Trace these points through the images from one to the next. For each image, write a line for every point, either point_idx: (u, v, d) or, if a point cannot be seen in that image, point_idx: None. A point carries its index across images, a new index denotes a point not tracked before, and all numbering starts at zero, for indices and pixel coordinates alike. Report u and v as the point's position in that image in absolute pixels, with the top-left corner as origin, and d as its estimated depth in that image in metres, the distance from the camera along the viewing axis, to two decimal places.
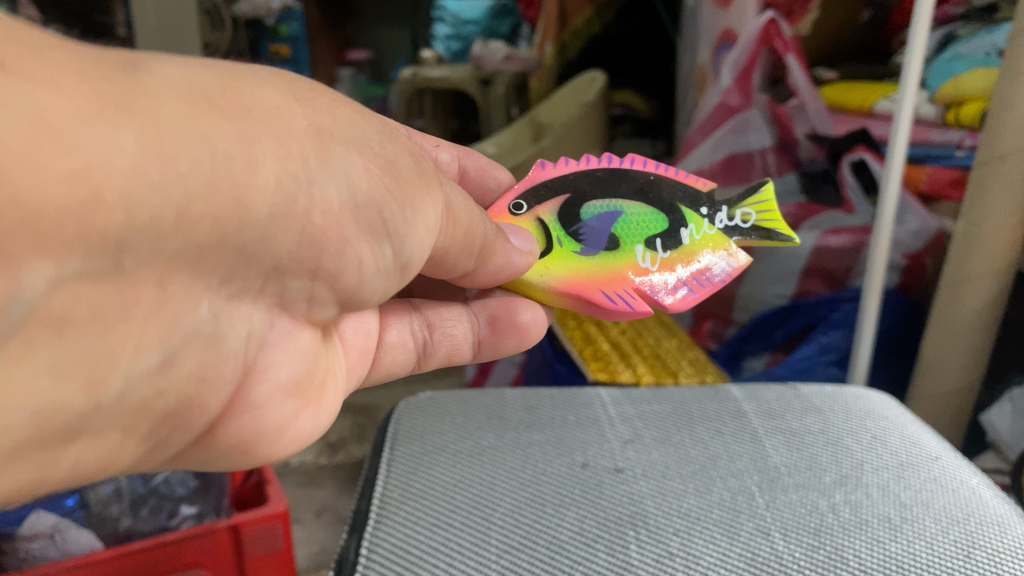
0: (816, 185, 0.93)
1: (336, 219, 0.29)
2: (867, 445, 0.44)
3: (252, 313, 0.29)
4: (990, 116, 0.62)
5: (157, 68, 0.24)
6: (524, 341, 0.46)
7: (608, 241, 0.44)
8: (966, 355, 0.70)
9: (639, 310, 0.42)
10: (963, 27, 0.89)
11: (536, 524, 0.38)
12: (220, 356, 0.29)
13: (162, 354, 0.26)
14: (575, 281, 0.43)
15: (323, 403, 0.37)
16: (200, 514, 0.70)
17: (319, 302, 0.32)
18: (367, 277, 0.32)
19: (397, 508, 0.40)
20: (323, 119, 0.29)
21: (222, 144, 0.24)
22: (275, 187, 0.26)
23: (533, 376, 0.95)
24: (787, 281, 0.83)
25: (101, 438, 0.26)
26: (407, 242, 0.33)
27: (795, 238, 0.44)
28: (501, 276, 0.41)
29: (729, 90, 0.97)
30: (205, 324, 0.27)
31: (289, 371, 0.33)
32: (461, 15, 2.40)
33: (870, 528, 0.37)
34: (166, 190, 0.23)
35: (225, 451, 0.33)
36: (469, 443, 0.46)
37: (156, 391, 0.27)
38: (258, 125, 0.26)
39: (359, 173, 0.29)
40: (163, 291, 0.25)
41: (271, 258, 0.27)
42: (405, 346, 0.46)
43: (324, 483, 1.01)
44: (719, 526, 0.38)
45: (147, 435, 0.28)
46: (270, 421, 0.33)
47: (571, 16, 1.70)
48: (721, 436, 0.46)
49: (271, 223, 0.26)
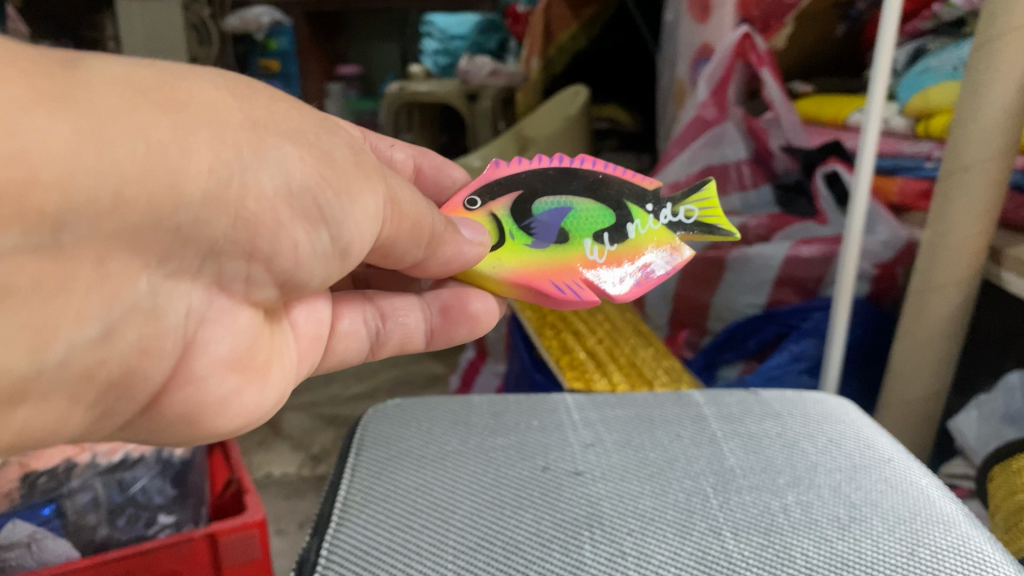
0: (790, 198, 0.96)
1: (270, 204, 0.31)
2: (822, 447, 0.45)
3: (190, 292, 0.32)
4: (953, 127, 0.64)
5: (96, 64, 0.26)
6: (476, 329, 0.48)
7: (558, 234, 0.46)
8: (930, 362, 0.71)
9: (588, 300, 0.44)
10: (933, 41, 0.92)
11: (494, 526, 0.39)
12: (161, 331, 0.31)
13: (103, 325, 0.28)
14: (525, 273, 0.45)
15: (267, 382, 0.39)
16: (176, 525, 0.70)
17: (257, 283, 0.34)
18: (304, 260, 0.34)
19: (359, 511, 0.41)
20: (257, 113, 0.31)
21: (155, 134, 0.26)
22: (208, 174, 0.28)
23: (512, 387, 0.96)
24: (760, 290, 0.84)
25: (49, 403, 0.28)
26: (345, 228, 0.35)
27: (735, 233, 0.46)
28: (450, 267, 0.43)
29: (706, 103, 1.00)
30: (143, 299, 0.29)
31: (230, 347, 0.35)
32: (449, 31, 2.48)
33: (819, 527, 0.38)
34: (101, 171, 0.25)
35: (170, 422, 0.35)
36: (433, 448, 0.47)
37: (101, 360, 0.29)
38: (191, 116, 0.28)
39: (294, 162, 0.32)
40: (101, 267, 0.27)
41: (207, 240, 0.30)
42: (357, 334, 0.47)
43: (307, 493, 1.01)
44: (672, 526, 0.38)
45: (94, 403, 0.30)
46: (212, 393, 0.35)
47: (556, 32, 1.74)
48: (680, 440, 0.47)
49: (205, 208, 0.28)
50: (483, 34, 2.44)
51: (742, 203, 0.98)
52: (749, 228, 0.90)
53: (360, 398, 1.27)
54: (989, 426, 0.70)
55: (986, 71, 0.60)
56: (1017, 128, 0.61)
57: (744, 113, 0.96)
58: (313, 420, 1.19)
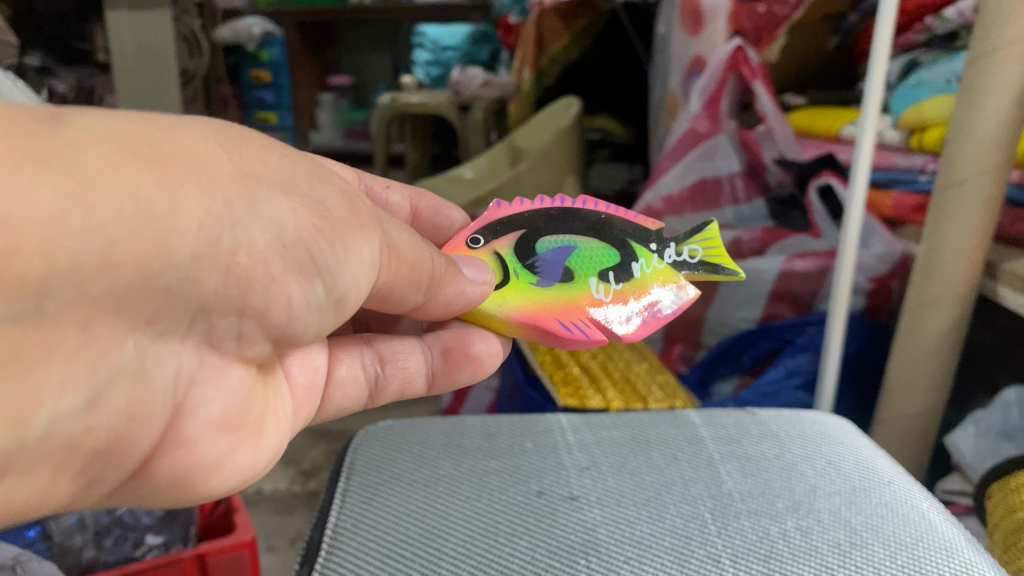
0: (784, 210, 0.94)
1: (262, 259, 0.30)
2: (821, 470, 0.45)
3: (180, 351, 0.31)
4: (949, 142, 0.63)
5: (80, 119, 0.26)
6: (478, 372, 0.47)
7: (562, 273, 0.46)
8: (925, 378, 0.71)
9: (595, 339, 0.44)
10: (925, 55, 0.92)
11: (488, 554, 0.38)
12: (148, 394, 0.30)
13: (89, 390, 0.27)
14: (531, 312, 0.45)
15: (262, 438, 0.37)
16: (164, 544, 0.69)
17: (248, 340, 0.33)
18: (297, 313, 0.33)
19: (350, 538, 0.40)
20: (249, 163, 0.30)
21: (142, 191, 0.26)
22: (198, 232, 0.28)
23: (505, 403, 0.95)
24: (754, 305, 0.84)
25: (32, 476, 0.28)
26: (340, 277, 0.34)
27: (739, 272, 0.46)
28: (453, 308, 0.42)
29: (698, 116, 0.98)
30: (131, 362, 0.28)
31: (221, 408, 0.34)
32: (440, 41, 2.48)
33: (820, 554, 0.37)
34: (89, 234, 0.25)
35: (159, 487, 0.33)
36: (426, 473, 0.46)
37: (87, 429, 0.28)
38: (182, 170, 0.27)
39: (286, 214, 0.31)
40: (87, 332, 0.26)
41: (197, 298, 0.29)
42: (355, 381, 0.47)
43: (298, 510, 1.00)
44: (670, 553, 0.38)
45: (80, 472, 0.29)
46: (203, 456, 0.34)
47: (549, 42, 1.73)
48: (677, 462, 0.46)
49: (196, 266, 0.28)
50: (474, 45, 2.44)
51: (736, 215, 0.96)
52: (743, 241, 0.89)
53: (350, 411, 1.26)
54: (987, 444, 0.70)
55: (979, 89, 0.60)
56: (1013, 144, 0.61)
57: (737, 126, 0.97)
58: (302, 434, 1.18)
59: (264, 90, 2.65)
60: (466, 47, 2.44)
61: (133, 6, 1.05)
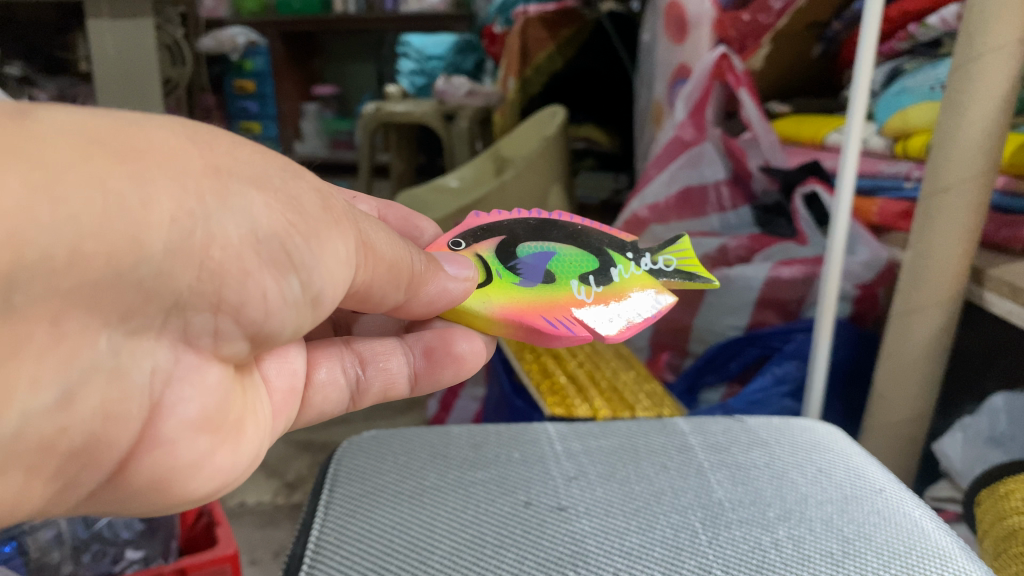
0: (770, 218, 0.94)
1: (236, 253, 0.29)
2: (811, 478, 0.44)
3: (155, 349, 0.30)
4: (934, 147, 0.63)
5: (46, 117, 0.25)
6: (461, 371, 0.47)
7: (544, 275, 0.46)
8: (913, 384, 0.70)
9: (580, 335, 0.43)
10: (909, 61, 0.93)
11: (474, 566, 0.38)
12: (125, 393, 0.29)
13: (61, 390, 0.26)
14: (515, 308, 0.44)
15: (242, 441, 0.36)
16: (144, 560, 0.67)
17: (225, 337, 0.32)
18: (274, 309, 0.32)
19: (333, 551, 0.39)
20: (220, 158, 0.30)
21: (113, 185, 0.25)
22: (169, 225, 0.27)
23: (491, 413, 0.94)
24: (740, 312, 0.83)
25: (5, 475, 0.27)
26: (316, 274, 0.33)
27: (713, 280, 0.47)
28: (436, 306, 0.42)
29: (684, 124, 0.99)
30: (104, 360, 0.28)
31: (199, 407, 0.32)
32: (426, 50, 2.48)
33: (812, 563, 0.37)
34: (57, 227, 0.24)
35: (138, 490, 0.32)
36: (411, 484, 0.45)
37: (61, 428, 0.27)
38: (150, 164, 0.27)
39: (259, 209, 0.30)
40: (57, 328, 0.26)
41: (171, 294, 0.28)
42: (336, 384, 0.45)
43: (282, 522, 0.99)
44: (660, 564, 0.37)
45: (54, 474, 0.29)
46: (182, 457, 0.32)
47: (534, 52, 1.74)
48: (666, 471, 0.46)
49: (169, 262, 0.27)
50: (459, 54, 2.43)
51: (721, 223, 0.96)
52: (729, 249, 0.89)
53: (335, 423, 1.25)
54: (975, 450, 0.70)
55: (965, 95, 0.59)
56: (998, 147, 0.61)
57: (722, 133, 0.97)
58: (286, 446, 1.17)
59: (248, 100, 2.77)
60: (451, 57, 2.43)
61: (115, 14, 1.04)
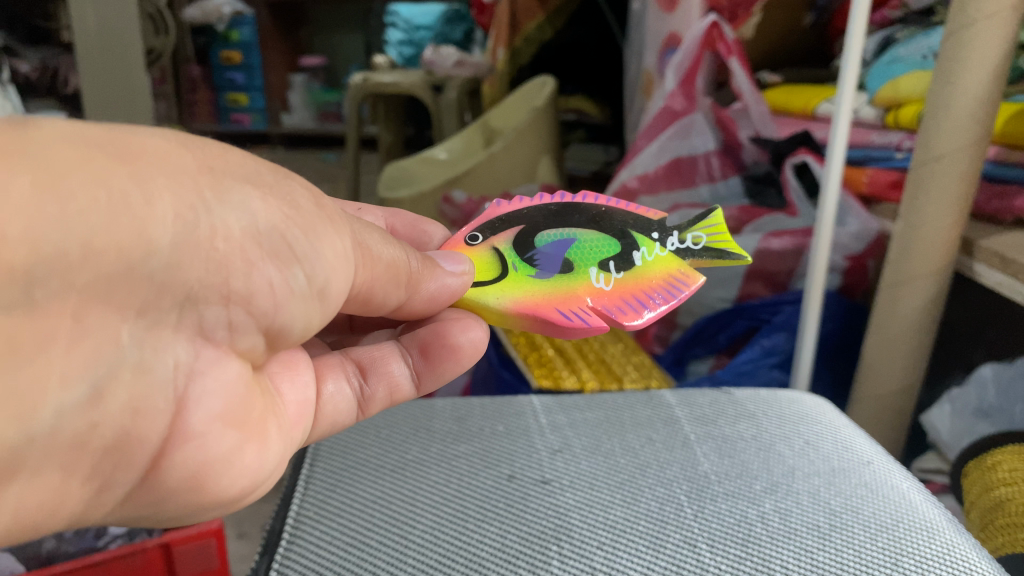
0: (760, 189, 0.93)
1: (239, 246, 0.29)
2: (799, 450, 0.44)
3: (175, 343, 0.28)
4: (925, 117, 0.62)
5: (43, 122, 0.24)
6: (460, 362, 0.44)
7: (562, 264, 0.44)
8: (902, 357, 0.70)
9: (593, 326, 0.41)
10: (901, 31, 0.92)
11: (456, 541, 0.37)
12: (151, 388, 0.27)
13: (90, 384, 0.25)
14: (529, 303, 0.42)
15: (266, 441, 0.34)
16: (127, 534, 0.67)
17: (240, 330, 0.31)
18: (281, 302, 0.32)
19: (313, 527, 0.39)
20: (211, 159, 0.29)
21: (116, 183, 0.25)
22: (174, 219, 0.26)
23: (479, 386, 0.93)
24: (729, 284, 0.83)
25: (40, 478, 0.25)
26: (319, 266, 0.33)
27: (743, 255, 0.45)
28: (436, 301, 0.41)
29: (673, 94, 0.97)
30: (128, 354, 0.26)
31: (222, 403, 0.31)
32: (413, 21, 2.46)
33: (799, 537, 0.36)
34: (66, 224, 0.23)
35: (172, 490, 0.30)
36: (393, 458, 0.45)
37: (92, 424, 0.26)
38: (148, 165, 0.26)
39: (257, 204, 0.30)
40: (80, 323, 0.24)
41: (182, 287, 0.27)
42: (343, 398, 0.43)
43: (268, 496, 0.98)
44: (645, 538, 0.36)
45: (90, 475, 0.27)
46: (212, 451, 0.31)
47: (523, 21, 1.71)
48: (652, 443, 0.45)
49: (178, 254, 0.26)
50: (448, 24, 2.38)
51: (710, 195, 0.95)
52: None
53: None
54: (962, 422, 0.70)
55: (959, 63, 0.58)
56: (990, 119, 0.60)
57: (712, 103, 0.96)
58: None
59: (234, 71, 2.83)
60: (440, 27, 2.38)
61: None
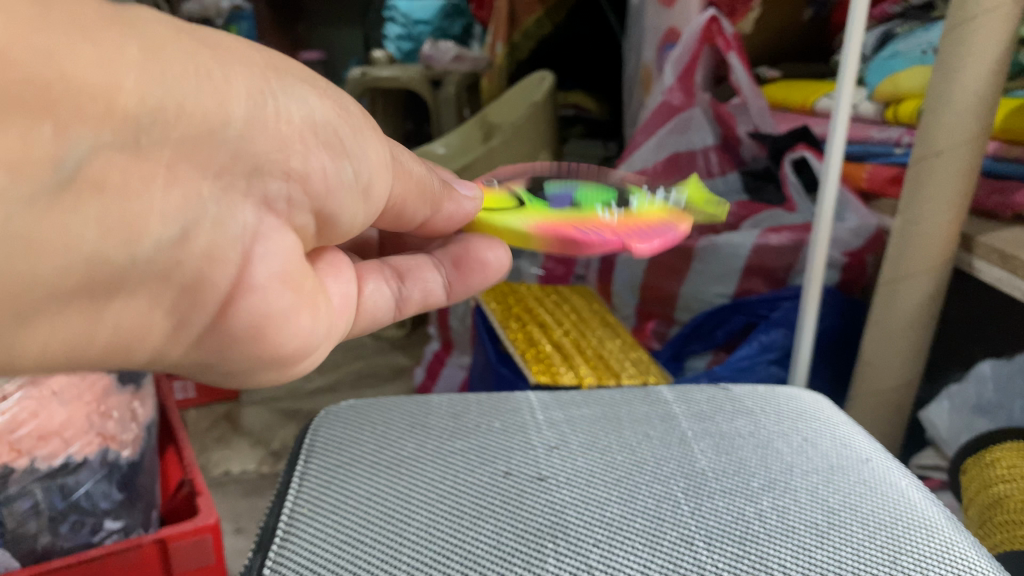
0: (759, 185, 0.92)
1: (299, 134, 0.30)
2: (796, 447, 0.44)
3: (245, 207, 0.29)
4: (925, 113, 0.62)
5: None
6: (487, 277, 0.46)
7: (572, 203, 0.50)
8: (901, 352, 0.70)
9: (612, 245, 0.43)
10: (901, 25, 0.91)
11: (452, 538, 0.37)
12: (226, 239, 0.28)
13: (180, 226, 0.26)
14: (551, 225, 0.45)
15: (319, 309, 0.35)
16: (125, 529, 0.66)
17: (297, 207, 0.31)
18: (332, 187, 0.32)
19: (307, 524, 0.38)
20: (273, 55, 0.30)
21: (200, 58, 0.26)
22: (246, 99, 0.27)
23: (476, 382, 0.93)
24: (728, 280, 0.82)
25: (134, 301, 0.26)
26: (365, 164, 0.34)
27: (715, 211, 0.55)
28: (451, 224, 0.43)
29: (672, 89, 0.97)
30: (208, 210, 0.27)
31: (280, 264, 0.31)
32: (412, 15, 2.38)
33: (796, 535, 0.36)
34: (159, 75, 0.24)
35: (236, 339, 0.31)
36: (388, 454, 0.44)
37: (176, 263, 0.26)
38: (223, 50, 0.27)
39: (315, 101, 0.31)
40: (172, 171, 0.25)
41: (252, 158, 0.28)
42: (382, 299, 0.44)
43: (267, 491, 0.98)
44: (642, 537, 0.36)
45: (171, 309, 0.28)
46: (274, 305, 0.31)
47: (522, 16, 1.73)
48: (649, 440, 0.45)
49: (248, 129, 0.27)
50: (446, 19, 2.34)
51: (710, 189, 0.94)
52: None
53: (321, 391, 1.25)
54: (962, 418, 0.69)
55: (959, 57, 0.58)
56: (990, 114, 0.60)
57: (712, 98, 0.95)
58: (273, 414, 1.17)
59: None
60: (437, 21, 2.34)
61: None
